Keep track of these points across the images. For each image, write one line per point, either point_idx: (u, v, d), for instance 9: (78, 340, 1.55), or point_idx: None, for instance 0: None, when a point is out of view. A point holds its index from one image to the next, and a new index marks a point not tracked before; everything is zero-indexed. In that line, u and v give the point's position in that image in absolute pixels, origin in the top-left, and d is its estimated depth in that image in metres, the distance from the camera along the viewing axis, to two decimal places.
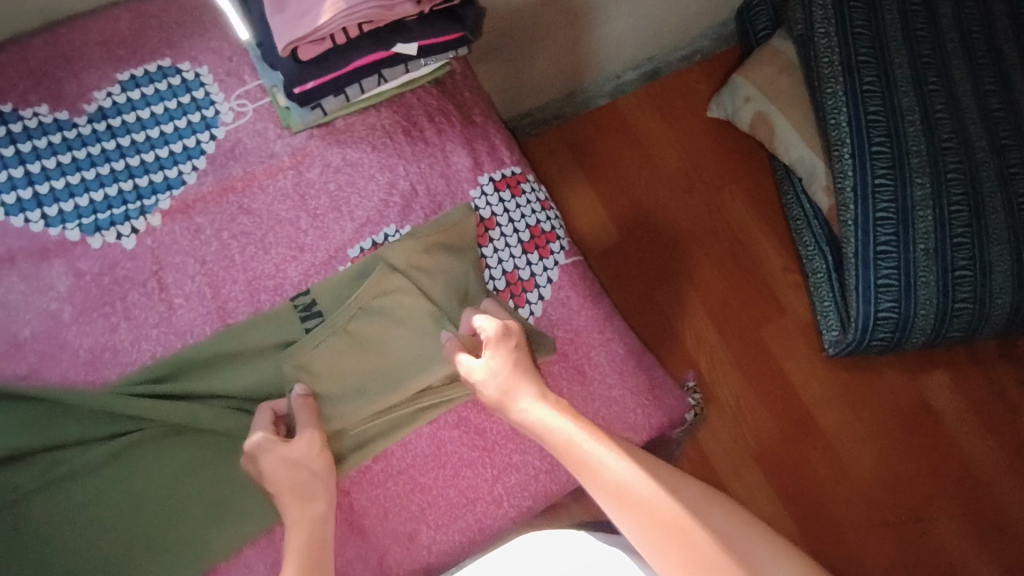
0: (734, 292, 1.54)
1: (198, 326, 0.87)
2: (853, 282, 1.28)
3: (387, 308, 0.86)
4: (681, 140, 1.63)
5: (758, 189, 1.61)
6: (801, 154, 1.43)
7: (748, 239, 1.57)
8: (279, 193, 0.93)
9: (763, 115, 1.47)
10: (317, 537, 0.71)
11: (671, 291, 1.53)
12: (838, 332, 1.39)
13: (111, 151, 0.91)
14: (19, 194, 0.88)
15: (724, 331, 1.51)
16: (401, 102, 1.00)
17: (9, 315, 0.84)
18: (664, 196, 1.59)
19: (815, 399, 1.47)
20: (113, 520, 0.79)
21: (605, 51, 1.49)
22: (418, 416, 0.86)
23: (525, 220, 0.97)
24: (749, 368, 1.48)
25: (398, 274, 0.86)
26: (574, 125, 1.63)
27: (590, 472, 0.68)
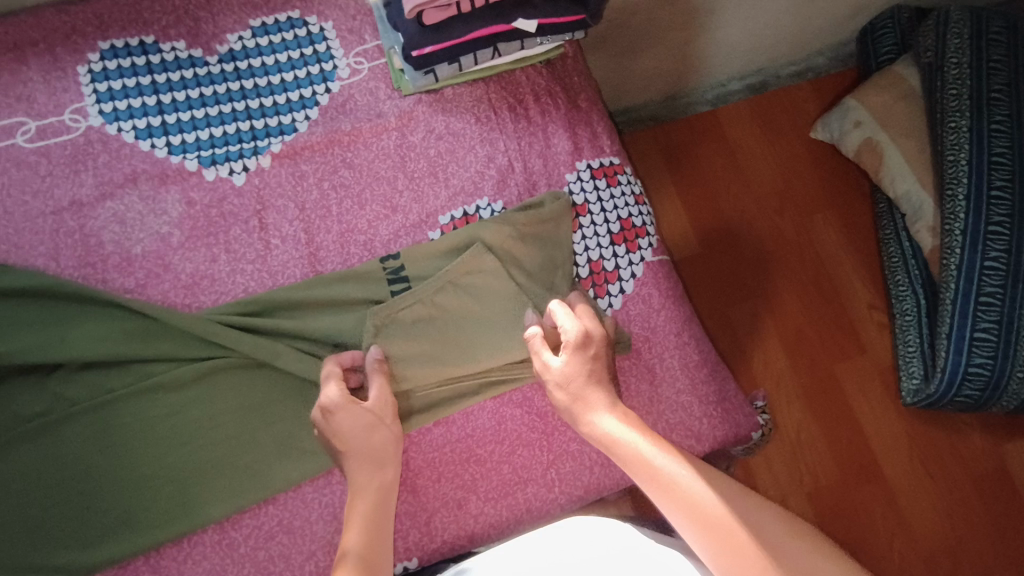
0: (813, 322, 1.47)
1: (290, 268, 0.91)
2: (946, 329, 1.19)
3: (473, 286, 0.88)
4: (781, 157, 1.57)
5: (853, 219, 1.53)
6: (908, 189, 1.34)
7: (835, 269, 1.50)
8: (381, 151, 0.96)
9: (872, 142, 1.38)
10: (382, 504, 0.70)
11: (747, 309, 1.47)
12: (919, 381, 1.30)
13: (235, 92, 0.96)
14: (149, 121, 0.94)
15: (797, 359, 1.44)
16: (510, 78, 1.00)
17: (124, 231, 0.90)
18: (753, 211, 1.54)
19: (883, 446, 1.39)
20: (190, 436, 0.84)
21: (717, 55, 1.44)
22: (484, 389, 0.88)
23: (616, 212, 0.96)
24: (817, 404, 1.41)
25: (492, 255, 0.88)
26: (670, 127, 1.58)
27: (655, 483, 0.65)
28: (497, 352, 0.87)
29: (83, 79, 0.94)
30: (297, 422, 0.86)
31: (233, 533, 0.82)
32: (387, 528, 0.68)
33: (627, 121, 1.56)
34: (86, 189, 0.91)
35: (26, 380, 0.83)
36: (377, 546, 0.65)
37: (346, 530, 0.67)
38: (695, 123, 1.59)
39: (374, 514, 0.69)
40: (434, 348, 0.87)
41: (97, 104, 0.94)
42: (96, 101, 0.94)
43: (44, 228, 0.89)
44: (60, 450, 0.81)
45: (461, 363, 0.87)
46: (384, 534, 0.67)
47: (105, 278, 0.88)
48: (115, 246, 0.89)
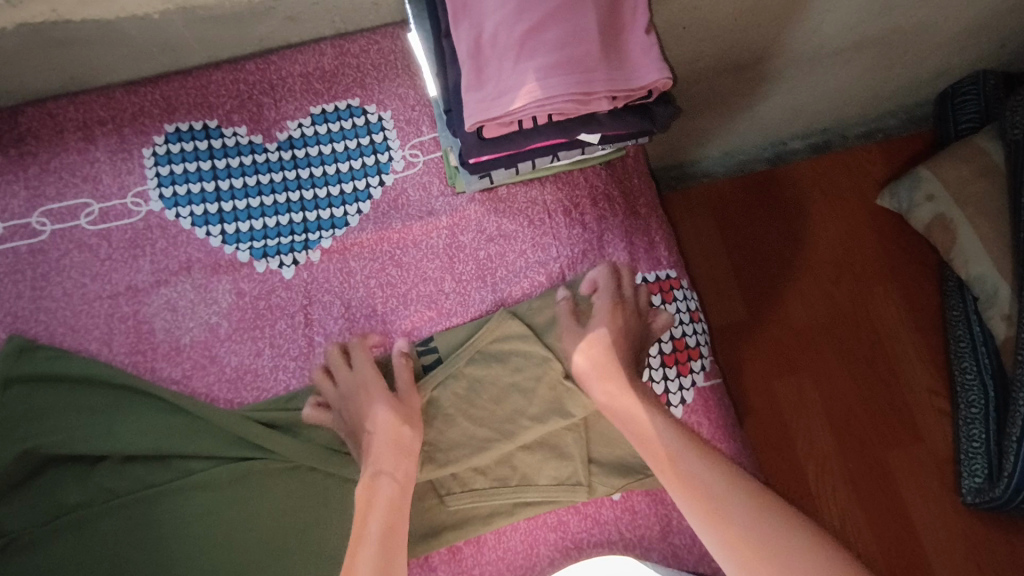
0: (864, 402, 1.32)
1: None
2: (1015, 432, 1.07)
3: (503, 353, 0.88)
4: (842, 225, 1.41)
5: (914, 293, 1.38)
6: (982, 272, 1.20)
7: (893, 346, 1.34)
8: (431, 251, 0.94)
9: (945, 219, 1.25)
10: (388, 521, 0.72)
11: (792, 393, 1.32)
12: (982, 480, 1.19)
13: (291, 181, 0.97)
14: (206, 207, 0.95)
15: (844, 442, 1.29)
16: (568, 178, 0.96)
17: (176, 319, 0.92)
18: (805, 277, 1.39)
19: (937, 548, 1.23)
20: (224, 534, 0.84)
21: (784, 120, 1.36)
22: (519, 510, 0.85)
23: (669, 330, 0.91)
24: (866, 496, 1.26)
25: (515, 318, 0.88)
26: (722, 187, 1.43)
27: (700, 516, 0.66)
28: (535, 418, 0.85)
29: (147, 162, 0.96)
30: (333, 531, 0.85)
31: None
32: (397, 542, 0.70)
33: (677, 178, 1.43)
34: (142, 275, 0.93)
35: (71, 468, 0.85)
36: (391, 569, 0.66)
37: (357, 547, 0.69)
38: (750, 185, 1.43)
39: (389, 520, 0.72)
40: (470, 426, 0.86)
41: (158, 188, 0.95)
42: (158, 185, 0.95)
43: (99, 311, 0.91)
44: (96, 542, 0.82)
45: (496, 435, 0.85)
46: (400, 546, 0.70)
47: (153, 367, 0.90)
48: (166, 335, 0.91)
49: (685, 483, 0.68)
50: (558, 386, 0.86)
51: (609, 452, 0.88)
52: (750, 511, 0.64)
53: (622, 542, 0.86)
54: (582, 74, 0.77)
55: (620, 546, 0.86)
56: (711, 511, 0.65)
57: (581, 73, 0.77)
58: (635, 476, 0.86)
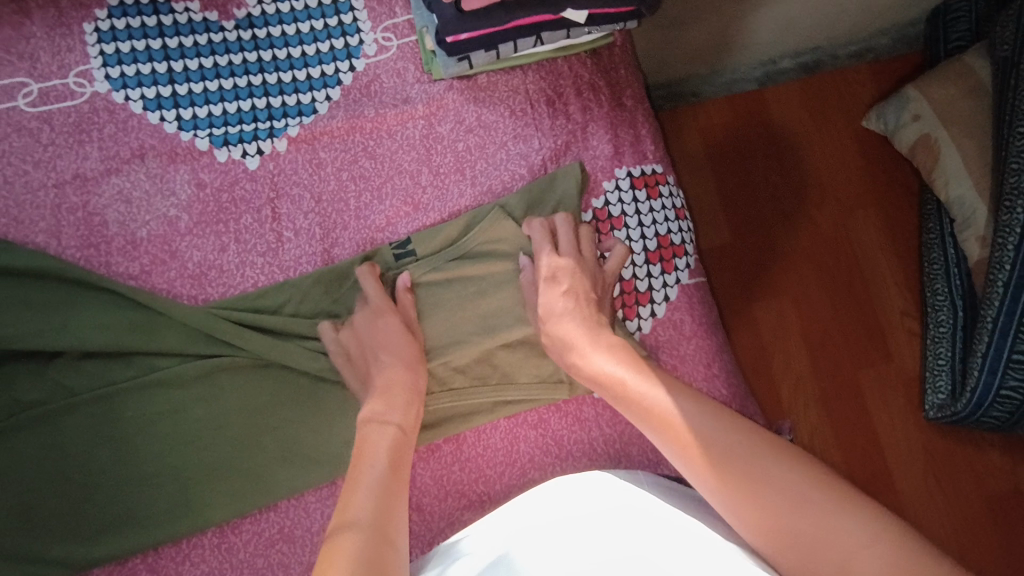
0: (839, 323, 1.31)
1: (303, 264, 0.86)
2: (981, 348, 1.05)
3: (487, 253, 0.85)
4: (831, 140, 1.37)
5: (894, 213, 1.35)
6: (961, 192, 1.16)
7: (870, 268, 1.33)
8: (406, 142, 0.89)
9: (929, 139, 1.21)
10: (399, 452, 0.69)
11: (772, 315, 1.32)
12: (944, 397, 1.18)
13: (251, 63, 0.89)
14: (159, 90, 0.88)
15: (818, 361, 1.30)
16: (551, 67, 0.91)
17: (131, 212, 0.86)
18: (787, 197, 1.36)
19: (900, 454, 1.25)
20: (192, 433, 0.81)
21: (779, 36, 1.27)
22: (499, 408, 0.83)
23: (654, 227, 0.87)
24: (838, 416, 1.28)
25: (507, 217, 0.85)
26: (711, 109, 1.39)
27: (679, 444, 0.64)
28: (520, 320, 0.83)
29: (89, 38, 0.87)
30: (313, 436, 0.82)
31: (232, 538, 0.79)
32: (404, 476, 0.67)
33: (666, 96, 1.37)
34: (91, 163, 0.86)
35: (26, 365, 0.81)
36: (390, 502, 0.63)
37: (349, 489, 0.64)
38: (736, 106, 1.38)
39: (391, 464, 0.67)
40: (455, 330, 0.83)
41: (103, 67, 0.87)
42: (103, 64, 0.87)
43: (45, 202, 0.85)
44: (56, 440, 0.79)
45: (483, 334, 0.82)
46: (404, 492, 0.66)
47: (109, 262, 0.84)
48: (120, 228, 0.85)
49: (658, 413, 0.67)
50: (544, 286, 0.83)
51: None
52: (724, 425, 0.64)
53: (603, 439, 0.83)
54: None
55: (601, 443, 0.83)
56: (683, 438, 0.64)
57: None
58: None
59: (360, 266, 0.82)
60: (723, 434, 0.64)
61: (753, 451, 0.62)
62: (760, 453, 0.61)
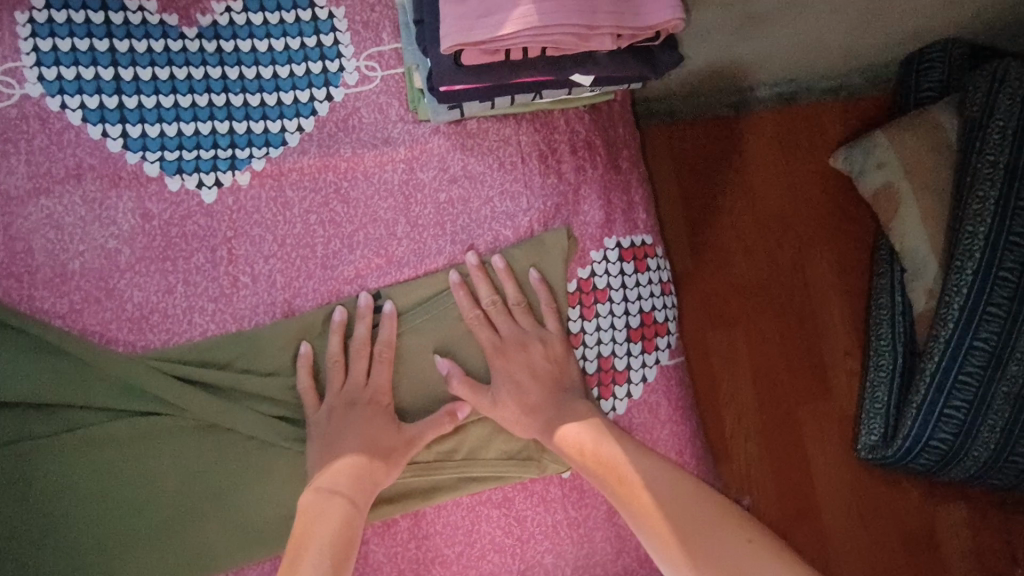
0: (786, 364, 1.18)
1: (259, 314, 0.78)
2: (917, 400, 0.98)
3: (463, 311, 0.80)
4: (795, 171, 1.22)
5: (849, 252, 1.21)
6: (917, 237, 1.04)
7: (818, 302, 1.20)
8: (383, 187, 0.81)
9: (893, 189, 1.06)
10: (346, 543, 0.66)
11: (716, 359, 1.18)
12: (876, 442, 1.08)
13: (214, 80, 0.79)
14: (103, 100, 0.77)
15: (764, 399, 1.17)
16: (547, 120, 0.85)
17: (62, 240, 0.75)
18: (744, 218, 1.20)
19: (831, 504, 1.15)
20: (121, 498, 0.73)
21: None
22: (462, 485, 0.78)
23: (639, 303, 0.84)
24: (776, 452, 1.16)
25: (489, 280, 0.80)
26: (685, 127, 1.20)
27: (633, 503, 0.68)
28: None
29: (20, 30, 0.75)
30: (257, 505, 0.75)
31: None
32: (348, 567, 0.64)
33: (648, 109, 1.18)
34: (17, 179, 0.75)
35: None
36: None
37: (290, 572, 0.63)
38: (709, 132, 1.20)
39: (335, 561, 0.64)
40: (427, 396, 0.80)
41: (36, 67, 0.76)
42: (35, 62, 0.76)
43: None
44: None
45: None
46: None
47: (32, 296, 0.74)
48: (48, 257, 0.75)
49: (620, 472, 0.70)
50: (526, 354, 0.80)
51: None
52: (677, 485, 0.68)
53: (567, 521, 0.80)
54: (584, 3, 0.65)
55: (565, 525, 0.80)
56: (638, 496, 0.68)
57: (584, 3, 0.65)
58: None
59: (385, 309, 0.78)
60: (676, 495, 0.67)
61: (703, 515, 0.65)
62: (708, 515, 0.64)
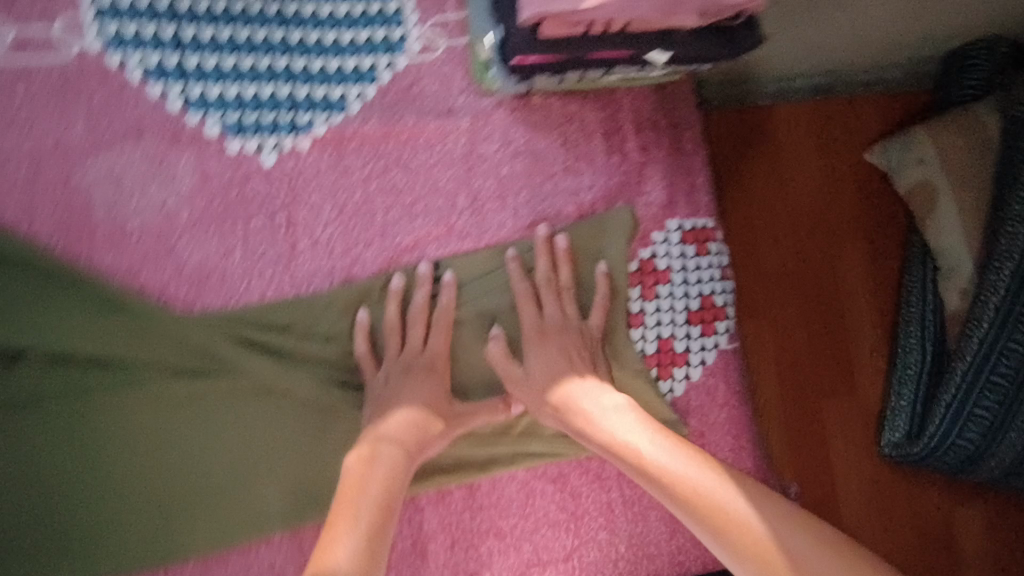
0: (814, 359, 1.08)
1: (317, 281, 0.77)
2: (943, 401, 0.90)
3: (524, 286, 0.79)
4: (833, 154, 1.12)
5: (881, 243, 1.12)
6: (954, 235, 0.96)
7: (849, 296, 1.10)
8: (444, 157, 0.80)
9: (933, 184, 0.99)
10: (388, 499, 0.65)
11: (749, 340, 1.07)
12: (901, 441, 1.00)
13: (275, 42, 0.77)
14: (163, 59, 0.75)
15: (791, 398, 1.07)
16: (611, 96, 0.83)
17: (121, 198, 0.74)
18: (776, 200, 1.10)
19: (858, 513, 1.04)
20: (179, 457, 0.72)
21: None
22: (519, 459, 0.79)
23: (699, 285, 0.83)
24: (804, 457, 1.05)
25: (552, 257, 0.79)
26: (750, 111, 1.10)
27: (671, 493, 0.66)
28: None
29: None
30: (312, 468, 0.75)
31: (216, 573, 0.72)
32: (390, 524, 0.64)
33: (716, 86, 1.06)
34: (76, 134, 0.73)
35: None
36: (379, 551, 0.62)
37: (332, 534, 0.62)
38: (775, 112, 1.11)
39: (376, 518, 0.63)
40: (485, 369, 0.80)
41: (96, 21, 0.74)
42: (96, 17, 0.74)
43: (16, 173, 0.72)
44: (20, 453, 0.69)
45: None
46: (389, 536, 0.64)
47: (91, 254, 0.73)
48: (107, 214, 0.74)
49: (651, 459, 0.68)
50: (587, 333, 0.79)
51: None
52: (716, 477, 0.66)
53: (623, 499, 0.81)
54: None
55: (620, 503, 0.80)
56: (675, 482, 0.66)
57: None
58: None
59: (446, 279, 0.78)
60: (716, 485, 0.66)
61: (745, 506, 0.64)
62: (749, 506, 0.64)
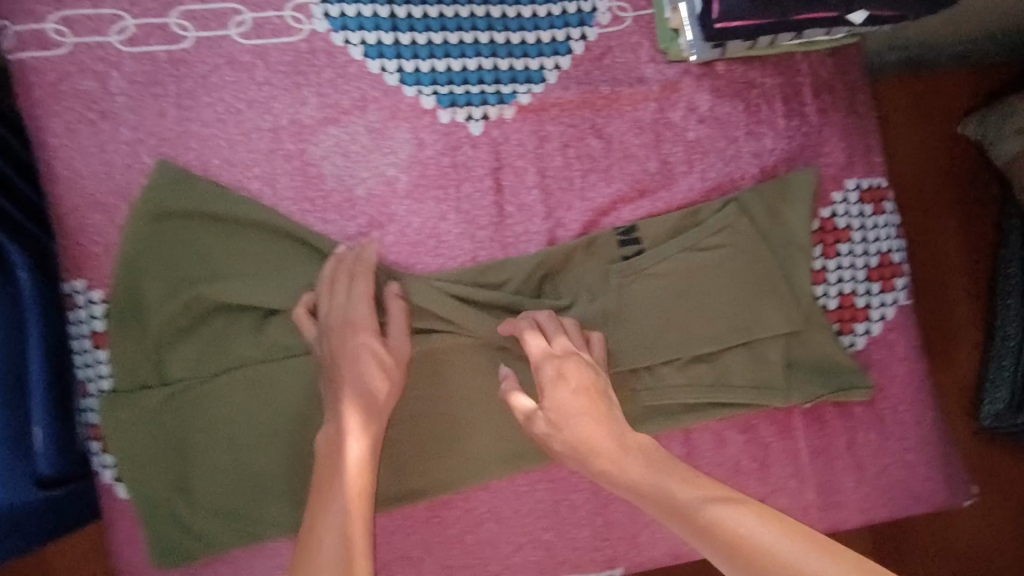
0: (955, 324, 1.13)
1: (524, 242, 0.83)
2: None
3: (714, 244, 0.83)
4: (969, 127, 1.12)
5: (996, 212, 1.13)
6: None
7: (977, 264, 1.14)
8: (635, 124, 0.85)
9: None
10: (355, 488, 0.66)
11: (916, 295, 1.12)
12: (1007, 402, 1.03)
13: (479, 18, 0.82)
14: (380, 36, 0.81)
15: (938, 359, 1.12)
16: (790, 62, 0.87)
17: (349, 168, 0.81)
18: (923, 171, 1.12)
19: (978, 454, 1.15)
20: (408, 408, 0.80)
21: None
22: (715, 409, 0.83)
23: (877, 244, 0.87)
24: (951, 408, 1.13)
25: (742, 218, 0.83)
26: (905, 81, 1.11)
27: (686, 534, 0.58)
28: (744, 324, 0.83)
29: None
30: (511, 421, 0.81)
31: (443, 513, 0.83)
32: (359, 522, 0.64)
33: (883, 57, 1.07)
34: (308, 109, 0.80)
35: (244, 319, 0.80)
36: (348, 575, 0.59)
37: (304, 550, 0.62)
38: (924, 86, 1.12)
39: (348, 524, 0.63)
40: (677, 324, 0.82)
41: (322, 3, 0.80)
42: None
43: (260, 146, 0.80)
44: (278, 406, 0.79)
45: (713, 341, 0.82)
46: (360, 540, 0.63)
47: (323, 219, 0.81)
48: (337, 183, 0.81)
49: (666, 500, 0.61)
50: (776, 289, 0.83)
51: (805, 360, 0.85)
52: (735, 509, 0.56)
53: (809, 448, 0.86)
54: None
55: (807, 453, 0.86)
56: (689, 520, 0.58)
57: None
58: (837, 386, 0.84)
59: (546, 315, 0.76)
60: (737, 513, 0.56)
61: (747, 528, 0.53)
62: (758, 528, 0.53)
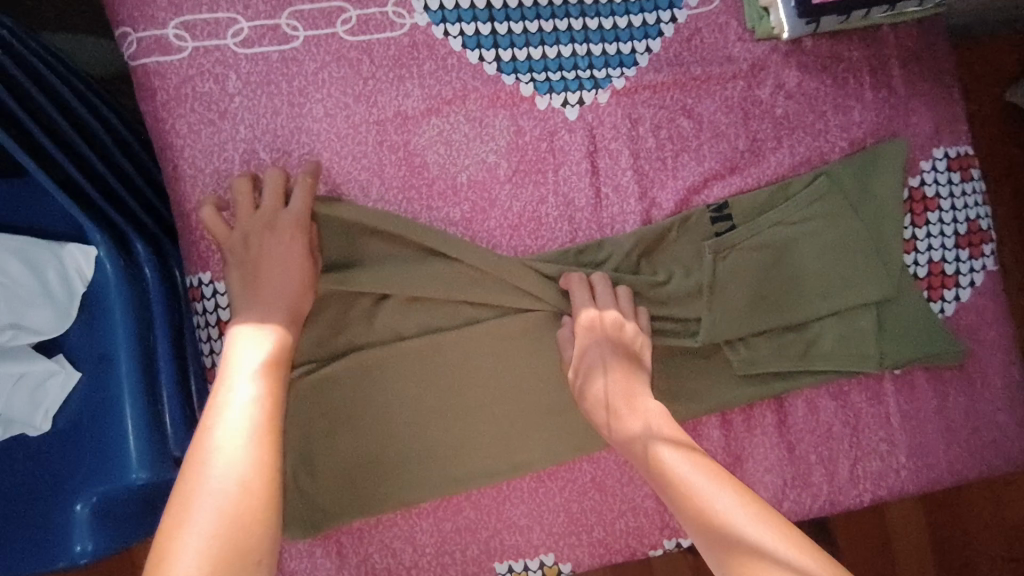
0: None
1: (620, 222, 0.86)
2: None
3: (806, 216, 0.85)
4: None
5: None
6: None
7: None
8: (725, 103, 0.87)
9: None
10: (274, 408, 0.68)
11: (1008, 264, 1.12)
12: None
13: (572, 5, 0.85)
14: (478, 27, 0.84)
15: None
16: (875, 36, 0.88)
17: (451, 156, 0.84)
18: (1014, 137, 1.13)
19: None
20: (515, 384, 0.84)
21: None
22: (811, 377, 0.86)
23: (965, 212, 0.89)
24: None
25: (831, 191, 0.85)
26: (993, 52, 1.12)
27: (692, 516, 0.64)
28: (837, 293, 0.86)
29: None
30: None
31: (550, 484, 0.86)
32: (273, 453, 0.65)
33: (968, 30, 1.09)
34: (412, 101, 0.83)
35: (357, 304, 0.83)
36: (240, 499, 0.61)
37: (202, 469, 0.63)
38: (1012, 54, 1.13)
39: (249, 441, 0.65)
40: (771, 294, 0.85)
41: None
42: None
43: (367, 138, 0.83)
44: (394, 387, 0.83)
45: (806, 311, 0.85)
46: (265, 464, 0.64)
47: (429, 206, 0.84)
48: (441, 170, 0.84)
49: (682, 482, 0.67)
50: (867, 257, 0.86)
51: (899, 325, 0.87)
52: (747, 508, 0.63)
53: (900, 413, 0.89)
54: None
55: (899, 417, 0.89)
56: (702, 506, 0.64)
57: None
58: (931, 350, 0.86)
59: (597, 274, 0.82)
60: (741, 509, 0.63)
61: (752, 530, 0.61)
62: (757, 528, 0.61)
